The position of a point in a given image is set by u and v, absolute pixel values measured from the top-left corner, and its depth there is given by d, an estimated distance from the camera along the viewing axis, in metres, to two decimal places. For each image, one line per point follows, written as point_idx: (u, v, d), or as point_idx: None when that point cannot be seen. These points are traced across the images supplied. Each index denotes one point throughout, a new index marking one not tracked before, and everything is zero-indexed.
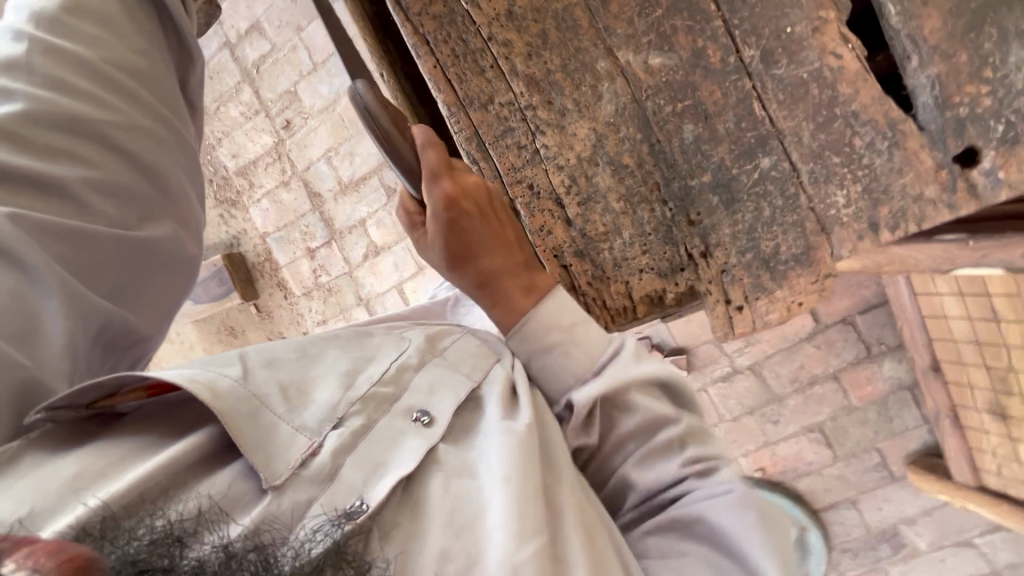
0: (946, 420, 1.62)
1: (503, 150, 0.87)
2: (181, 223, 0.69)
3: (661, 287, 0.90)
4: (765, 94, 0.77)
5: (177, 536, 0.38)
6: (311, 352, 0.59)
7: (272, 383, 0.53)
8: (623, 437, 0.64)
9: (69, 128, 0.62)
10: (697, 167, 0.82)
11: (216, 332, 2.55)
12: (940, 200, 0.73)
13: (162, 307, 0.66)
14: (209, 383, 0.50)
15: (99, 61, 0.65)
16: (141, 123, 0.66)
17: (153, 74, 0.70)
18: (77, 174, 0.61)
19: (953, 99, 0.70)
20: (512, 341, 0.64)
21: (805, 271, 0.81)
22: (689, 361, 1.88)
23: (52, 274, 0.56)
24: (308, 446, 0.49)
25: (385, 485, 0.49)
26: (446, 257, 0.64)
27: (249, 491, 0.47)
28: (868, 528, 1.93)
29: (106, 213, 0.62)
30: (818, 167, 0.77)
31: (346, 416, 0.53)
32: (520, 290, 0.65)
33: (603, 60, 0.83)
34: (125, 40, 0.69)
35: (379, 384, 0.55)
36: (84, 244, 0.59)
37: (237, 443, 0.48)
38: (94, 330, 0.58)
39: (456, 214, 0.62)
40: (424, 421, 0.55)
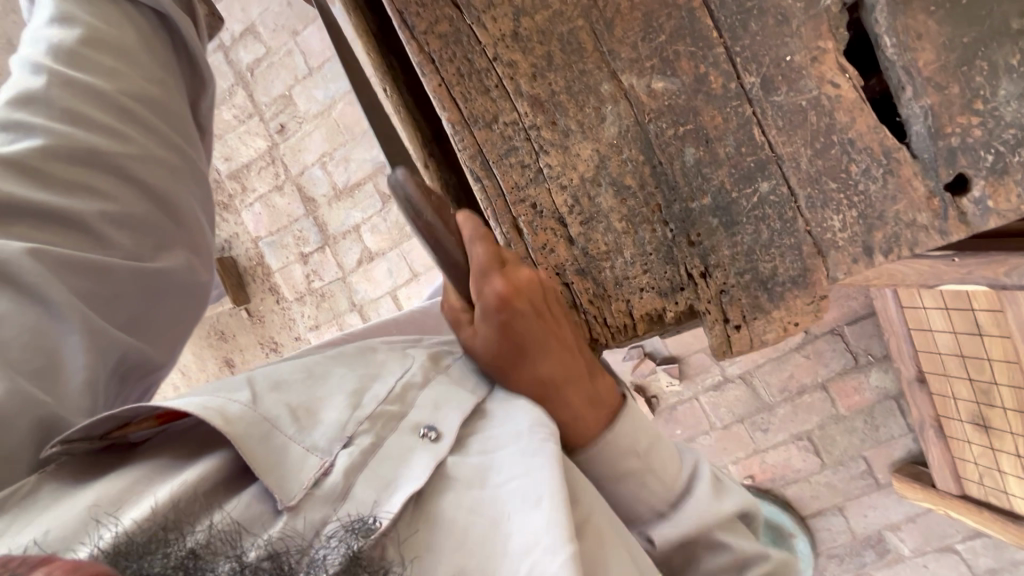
0: (931, 430, 1.66)
1: (507, 168, 0.88)
2: (192, 251, 0.72)
3: (661, 305, 0.89)
4: (765, 120, 0.80)
5: (193, 551, 0.39)
6: (317, 372, 0.60)
7: (281, 405, 0.54)
8: (632, 460, 0.63)
9: (87, 161, 0.64)
10: (698, 189, 0.84)
11: (207, 336, 2.53)
12: (933, 226, 0.75)
13: (179, 332, 0.70)
14: (220, 408, 0.50)
15: (118, 94, 0.68)
16: (156, 154, 0.69)
17: (165, 106, 0.73)
18: (95, 208, 0.62)
19: (945, 129, 0.72)
20: (519, 365, 0.62)
21: (800, 292, 0.83)
22: (681, 370, 1.90)
23: (75, 312, 0.57)
24: (321, 466, 0.49)
25: (401, 498, 0.49)
26: (497, 364, 0.63)
27: (265, 511, 0.46)
28: (853, 534, 1.97)
29: (122, 242, 0.64)
30: (815, 192, 0.80)
31: (355, 434, 0.52)
32: (581, 403, 0.63)
33: (606, 83, 0.84)
34: (140, 74, 0.71)
35: (384, 403, 0.56)
36: (102, 277, 0.61)
37: (252, 465, 0.47)
38: (112, 364, 0.59)
39: (508, 317, 0.61)
40: (432, 436, 0.55)
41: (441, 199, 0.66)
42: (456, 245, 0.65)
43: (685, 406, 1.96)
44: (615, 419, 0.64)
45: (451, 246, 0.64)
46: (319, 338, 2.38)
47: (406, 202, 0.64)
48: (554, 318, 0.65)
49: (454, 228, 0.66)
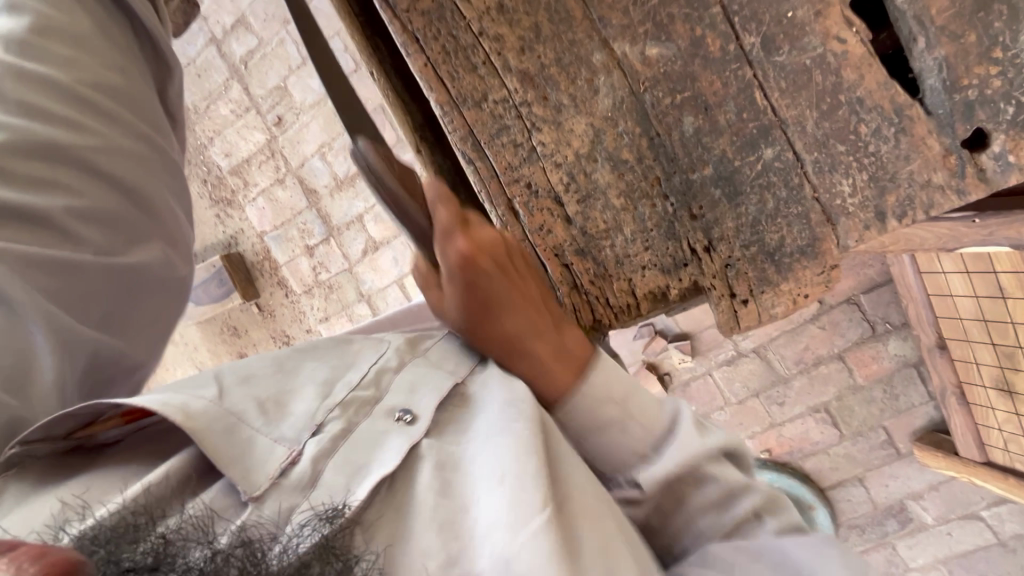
0: (952, 397, 1.62)
1: (499, 148, 0.85)
2: (169, 243, 0.73)
3: (664, 283, 0.87)
4: (767, 82, 0.75)
5: (164, 537, 0.40)
6: (287, 365, 0.59)
7: (249, 399, 0.53)
8: (613, 409, 0.63)
9: (48, 154, 0.64)
10: (699, 160, 0.80)
11: (220, 332, 2.55)
12: (950, 185, 0.70)
13: (156, 332, 0.70)
14: (182, 404, 0.50)
15: (71, 83, 0.68)
16: (120, 145, 0.69)
17: (128, 93, 0.74)
18: (59, 202, 0.63)
19: (961, 81, 0.67)
20: (487, 320, 0.63)
21: (809, 262, 0.79)
22: (693, 346, 1.87)
23: (38, 310, 0.57)
24: (288, 455, 0.49)
25: (368, 484, 0.48)
26: (466, 321, 0.64)
27: (231, 504, 0.47)
28: (875, 504, 1.94)
29: (94, 237, 0.65)
30: (823, 156, 0.75)
31: (325, 422, 0.53)
32: (548, 356, 0.64)
33: (598, 53, 0.80)
34: (100, 62, 0.72)
35: (357, 390, 0.56)
36: (73, 272, 0.62)
37: (211, 457, 0.47)
38: (83, 362, 0.60)
39: (472, 276, 0.61)
40: (407, 419, 0.55)
41: (405, 166, 0.67)
42: (421, 211, 0.66)
43: (698, 382, 1.94)
44: (587, 373, 0.65)
45: (417, 214, 0.66)
46: (330, 330, 2.38)
47: (367, 169, 0.66)
48: (519, 274, 0.65)
49: (420, 196, 0.67)
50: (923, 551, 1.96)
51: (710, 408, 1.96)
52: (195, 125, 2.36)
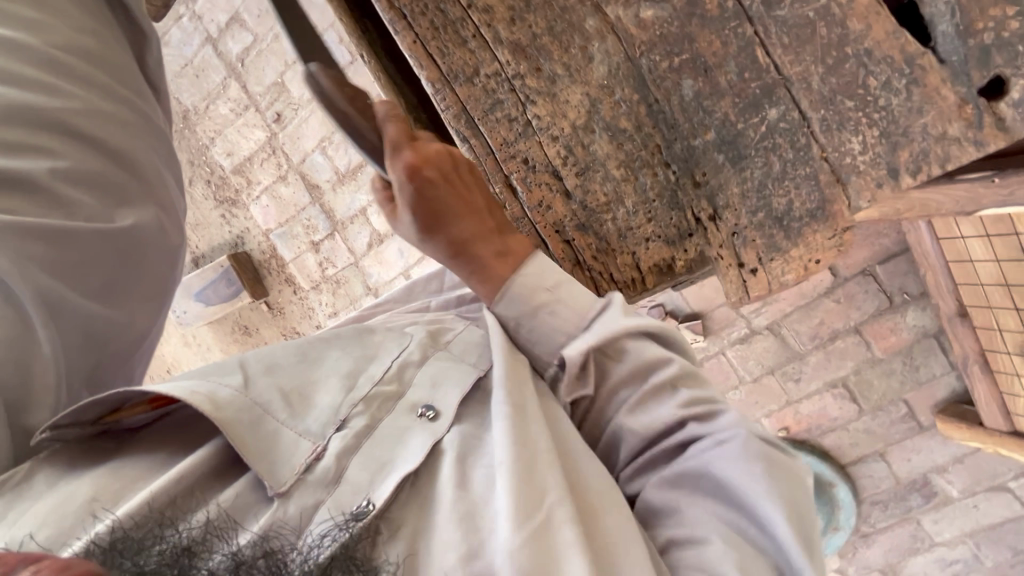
0: (975, 366, 1.57)
1: (494, 124, 0.83)
2: (161, 208, 0.73)
3: (669, 255, 0.85)
4: (769, 40, 0.72)
5: (187, 546, 0.41)
6: (311, 356, 0.59)
7: (274, 390, 0.54)
8: (546, 298, 0.63)
9: (28, 119, 0.65)
10: (700, 125, 0.78)
11: (231, 332, 2.56)
12: (966, 137, 0.66)
13: (156, 304, 0.70)
14: (209, 393, 0.51)
15: (47, 48, 0.69)
16: (101, 108, 0.70)
17: (107, 58, 0.74)
18: (45, 165, 0.64)
19: (976, 25, 0.62)
20: (436, 226, 0.63)
21: (820, 226, 0.76)
22: (705, 326, 1.85)
23: (28, 280, 0.57)
24: (313, 450, 0.51)
25: (392, 482, 0.50)
26: (415, 226, 0.63)
27: (257, 498, 0.48)
28: (898, 479, 1.91)
29: (84, 202, 0.65)
30: (830, 113, 0.72)
31: (349, 418, 0.54)
32: (491, 255, 0.64)
33: (591, 18, 0.77)
34: (74, 27, 0.73)
35: (381, 384, 0.56)
36: (66, 239, 0.61)
37: (241, 451, 0.49)
38: (79, 338, 0.60)
39: (419, 183, 0.61)
40: (429, 415, 0.55)
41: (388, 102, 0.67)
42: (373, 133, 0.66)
43: (712, 362, 1.91)
44: (525, 263, 0.65)
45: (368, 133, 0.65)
46: None
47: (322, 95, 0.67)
48: (467, 182, 0.65)
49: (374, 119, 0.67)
50: (950, 525, 1.92)
51: (725, 388, 1.94)
52: (195, 127, 2.36)
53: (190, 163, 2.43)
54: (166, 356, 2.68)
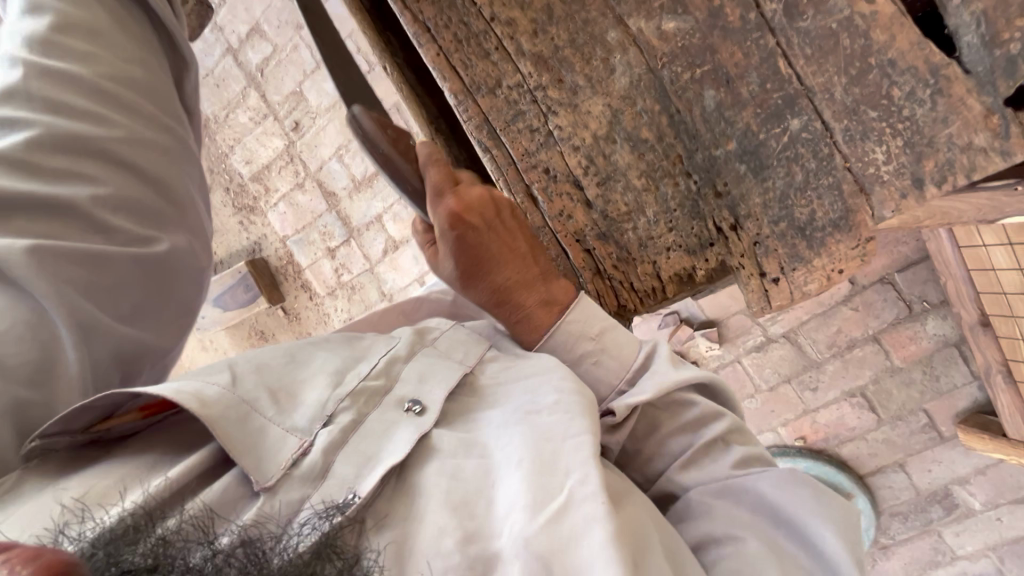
0: (998, 376, 1.55)
1: (516, 135, 0.84)
2: (191, 234, 0.75)
3: (690, 264, 0.86)
4: (791, 51, 0.72)
5: (163, 537, 0.40)
6: (300, 357, 0.61)
7: (262, 388, 0.55)
8: (589, 344, 0.69)
9: (72, 148, 0.67)
10: (722, 135, 0.78)
11: (248, 337, 2.59)
12: (992, 147, 0.65)
13: (181, 323, 0.72)
14: (196, 392, 0.51)
15: (94, 77, 0.71)
16: (143, 136, 0.72)
17: (149, 84, 0.76)
18: (87, 191, 0.65)
19: (1002, 35, 0.62)
20: (481, 274, 0.67)
21: (843, 236, 0.76)
22: (720, 333, 1.84)
23: (63, 302, 0.59)
24: (300, 446, 0.51)
25: (377, 474, 0.50)
26: (458, 273, 0.68)
27: (243, 493, 0.48)
28: (918, 490, 1.88)
29: (124, 227, 0.67)
30: (853, 124, 0.72)
31: (337, 413, 0.54)
32: (535, 302, 0.69)
33: (613, 31, 0.78)
34: (117, 56, 0.74)
35: (368, 379, 0.58)
36: (103, 264, 0.64)
37: (226, 446, 0.49)
38: (107, 355, 0.61)
39: (463, 232, 0.66)
40: (416, 410, 0.56)
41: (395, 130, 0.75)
42: (413, 173, 0.74)
43: (726, 370, 1.90)
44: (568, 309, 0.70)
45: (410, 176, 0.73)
46: None
47: (363, 135, 0.76)
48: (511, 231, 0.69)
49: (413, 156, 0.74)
50: (972, 538, 1.89)
51: (740, 396, 1.92)
52: (216, 135, 2.41)
53: (210, 171, 2.48)
54: (185, 360, 2.72)
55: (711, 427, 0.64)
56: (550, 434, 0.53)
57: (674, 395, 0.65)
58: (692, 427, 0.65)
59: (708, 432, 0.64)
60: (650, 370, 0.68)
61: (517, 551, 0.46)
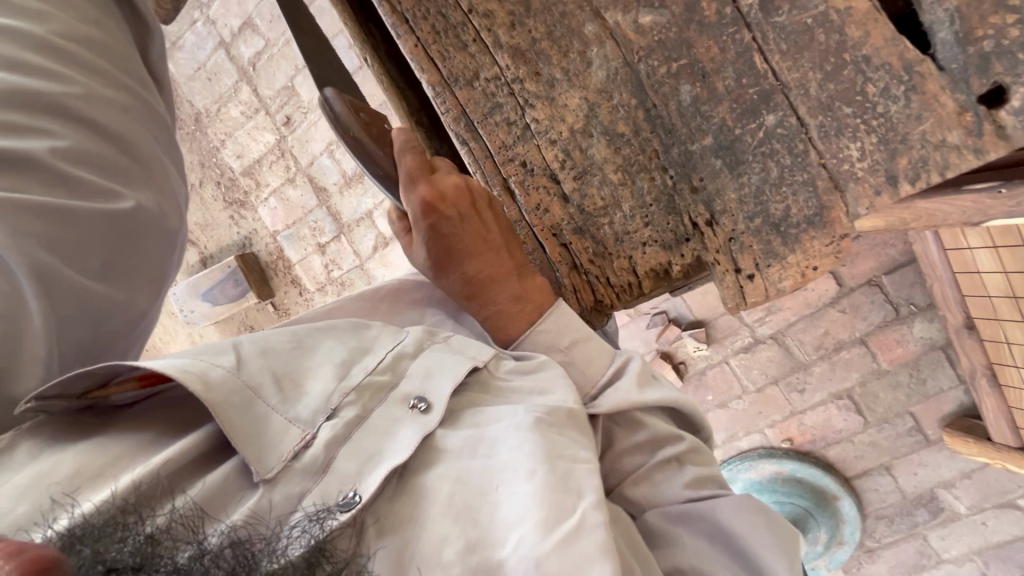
0: (983, 380, 1.55)
1: (492, 128, 0.84)
2: (159, 194, 0.74)
3: (666, 259, 0.85)
4: (767, 45, 0.72)
5: (150, 535, 0.39)
6: (306, 343, 0.61)
7: (267, 373, 0.55)
8: (559, 356, 0.69)
9: (29, 102, 0.66)
10: (698, 130, 0.77)
11: (237, 332, 2.58)
12: (965, 145, 0.66)
13: (152, 284, 0.71)
14: (200, 373, 0.51)
15: (47, 33, 0.71)
16: (103, 94, 0.71)
17: (108, 46, 0.76)
18: (46, 145, 0.65)
19: (975, 33, 0.63)
20: (452, 265, 0.70)
21: (818, 233, 0.75)
22: (708, 334, 1.84)
23: (24, 254, 0.58)
24: (302, 439, 0.51)
25: (378, 476, 0.51)
26: (430, 260, 0.71)
27: (241, 484, 0.49)
28: (904, 494, 1.88)
29: (86, 178, 0.66)
30: (827, 120, 0.71)
31: (340, 407, 0.55)
32: (505, 299, 0.70)
33: (590, 24, 0.77)
34: (74, 17, 0.74)
35: (373, 374, 0.58)
36: (64, 217, 0.62)
37: (228, 432, 0.49)
38: (78, 309, 0.60)
39: (437, 220, 0.68)
40: (421, 408, 0.56)
41: (369, 113, 0.73)
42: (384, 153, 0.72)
43: (714, 371, 1.90)
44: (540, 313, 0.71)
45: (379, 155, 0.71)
46: None
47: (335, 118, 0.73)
48: (484, 220, 0.71)
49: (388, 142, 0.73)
50: (957, 542, 1.89)
51: (727, 397, 1.92)
52: (207, 129, 2.40)
53: (200, 165, 2.47)
54: (173, 355, 2.71)
55: (672, 448, 0.64)
56: (561, 454, 0.53)
57: (635, 415, 0.65)
58: (652, 445, 0.65)
59: (666, 452, 0.64)
60: (616, 384, 0.67)
61: (522, 566, 0.46)
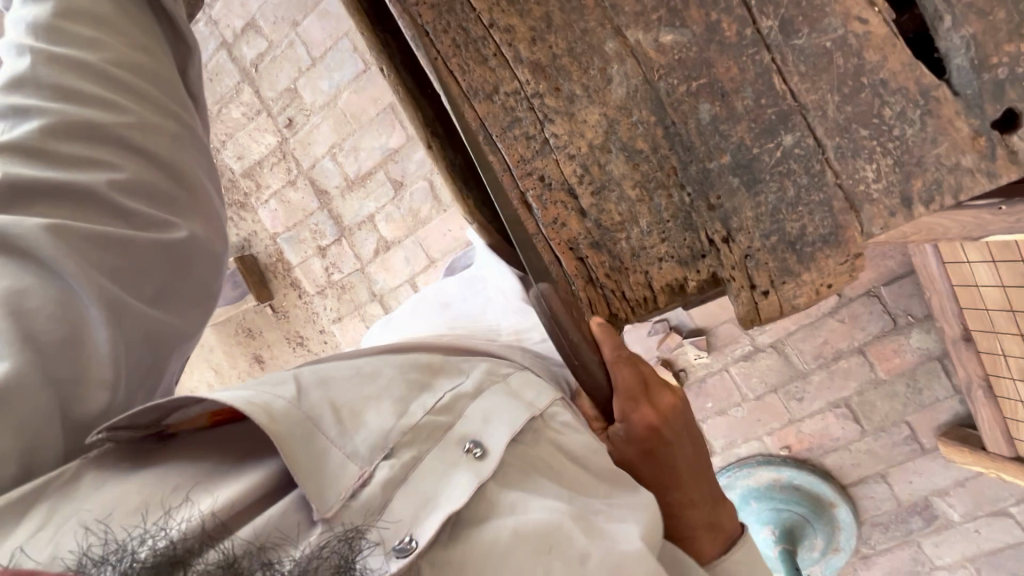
0: (978, 390, 1.58)
1: (511, 142, 0.84)
2: (206, 222, 0.73)
3: (681, 275, 0.86)
4: (786, 67, 0.73)
5: (202, 567, 0.40)
6: (368, 375, 0.63)
7: (325, 405, 0.57)
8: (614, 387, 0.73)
9: (87, 134, 0.66)
10: (716, 149, 0.78)
11: (234, 334, 2.55)
12: (978, 168, 0.68)
13: (201, 309, 0.72)
14: (265, 404, 0.53)
15: (102, 62, 0.69)
16: (155, 123, 0.71)
17: (157, 72, 0.74)
18: (103, 177, 0.65)
19: (991, 60, 0.65)
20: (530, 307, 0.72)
21: (833, 251, 0.77)
22: (709, 342, 1.85)
23: (92, 282, 0.60)
24: (360, 475, 0.52)
25: (437, 519, 0.51)
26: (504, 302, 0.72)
27: (300, 520, 0.50)
28: (899, 501, 1.90)
29: (143, 211, 0.67)
30: (845, 142, 0.73)
31: (397, 446, 0.55)
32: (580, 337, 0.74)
33: (610, 41, 0.78)
34: (125, 44, 0.73)
35: (431, 412, 0.59)
36: (125, 248, 0.64)
37: (289, 463, 0.50)
38: (138, 335, 0.63)
39: None
40: (476, 452, 0.57)
41: None
42: None
43: (714, 379, 1.91)
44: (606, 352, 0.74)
45: None
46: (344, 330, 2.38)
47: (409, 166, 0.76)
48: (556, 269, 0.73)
49: None
50: (950, 549, 1.92)
51: (727, 405, 1.93)
52: None
53: None
54: None
55: None
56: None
57: None
58: None
59: None
60: None
61: None
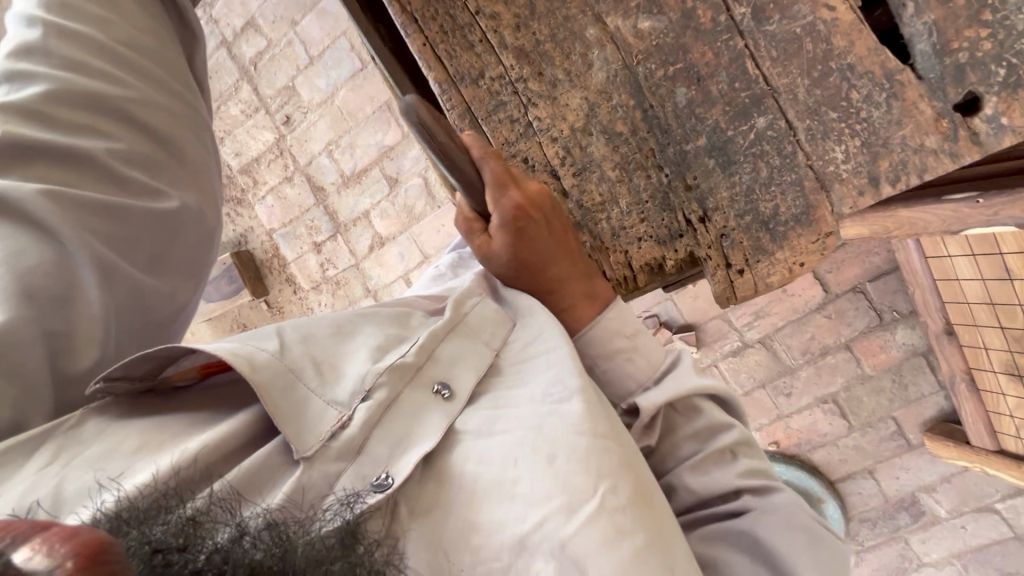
0: (962, 385, 1.60)
1: (496, 125, 0.88)
2: (200, 196, 0.75)
3: (660, 254, 0.89)
4: (758, 52, 0.76)
5: (192, 517, 0.37)
6: (347, 330, 0.60)
7: (307, 358, 0.54)
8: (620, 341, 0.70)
9: (90, 105, 0.68)
10: (692, 131, 0.81)
11: (229, 329, 2.58)
12: (942, 149, 0.70)
13: (192, 279, 0.73)
14: (248, 355, 0.50)
15: (110, 41, 0.73)
16: (157, 100, 0.73)
17: (164, 55, 0.78)
18: (104, 145, 0.67)
19: (952, 45, 0.67)
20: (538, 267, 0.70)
21: (804, 230, 0.79)
22: (698, 337, 1.87)
23: (84, 243, 0.60)
24: (339, 418, 0.50)
25: (411, 459, 0.50)
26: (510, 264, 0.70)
27: (282, 462, 0.48)
28: (886, 497, 1.92)
29: (139, 180, 0.68)
30: (815, 124, 0.76)
31: (374, 387, 0.53)
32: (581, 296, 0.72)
33: (591, 28, 0.82)
34: (133, 25, 0.76)
35: (406, 356, 0.56)
36: (119, 215, 0.65)
37: (272, 412, 0.48)
38: (129, 298, 0.63)
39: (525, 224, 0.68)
40: (444, 394, 0.55)
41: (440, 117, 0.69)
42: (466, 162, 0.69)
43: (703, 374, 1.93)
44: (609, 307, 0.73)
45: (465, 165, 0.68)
46: None
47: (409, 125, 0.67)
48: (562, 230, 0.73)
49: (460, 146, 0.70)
50: (937, 546, 1.94)
51: None
52: None
53: None
54: None
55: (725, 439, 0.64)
56: (582, 431, 0.52)
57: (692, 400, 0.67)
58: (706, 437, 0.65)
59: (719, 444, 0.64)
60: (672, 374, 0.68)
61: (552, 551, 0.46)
